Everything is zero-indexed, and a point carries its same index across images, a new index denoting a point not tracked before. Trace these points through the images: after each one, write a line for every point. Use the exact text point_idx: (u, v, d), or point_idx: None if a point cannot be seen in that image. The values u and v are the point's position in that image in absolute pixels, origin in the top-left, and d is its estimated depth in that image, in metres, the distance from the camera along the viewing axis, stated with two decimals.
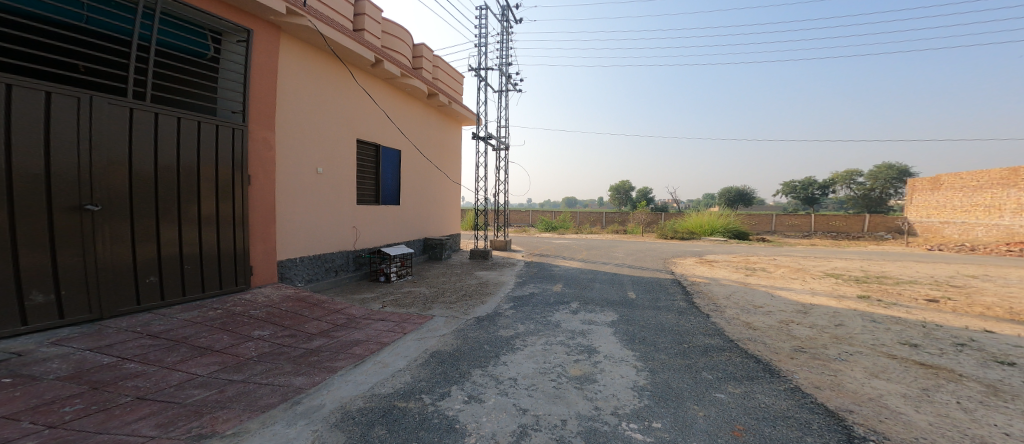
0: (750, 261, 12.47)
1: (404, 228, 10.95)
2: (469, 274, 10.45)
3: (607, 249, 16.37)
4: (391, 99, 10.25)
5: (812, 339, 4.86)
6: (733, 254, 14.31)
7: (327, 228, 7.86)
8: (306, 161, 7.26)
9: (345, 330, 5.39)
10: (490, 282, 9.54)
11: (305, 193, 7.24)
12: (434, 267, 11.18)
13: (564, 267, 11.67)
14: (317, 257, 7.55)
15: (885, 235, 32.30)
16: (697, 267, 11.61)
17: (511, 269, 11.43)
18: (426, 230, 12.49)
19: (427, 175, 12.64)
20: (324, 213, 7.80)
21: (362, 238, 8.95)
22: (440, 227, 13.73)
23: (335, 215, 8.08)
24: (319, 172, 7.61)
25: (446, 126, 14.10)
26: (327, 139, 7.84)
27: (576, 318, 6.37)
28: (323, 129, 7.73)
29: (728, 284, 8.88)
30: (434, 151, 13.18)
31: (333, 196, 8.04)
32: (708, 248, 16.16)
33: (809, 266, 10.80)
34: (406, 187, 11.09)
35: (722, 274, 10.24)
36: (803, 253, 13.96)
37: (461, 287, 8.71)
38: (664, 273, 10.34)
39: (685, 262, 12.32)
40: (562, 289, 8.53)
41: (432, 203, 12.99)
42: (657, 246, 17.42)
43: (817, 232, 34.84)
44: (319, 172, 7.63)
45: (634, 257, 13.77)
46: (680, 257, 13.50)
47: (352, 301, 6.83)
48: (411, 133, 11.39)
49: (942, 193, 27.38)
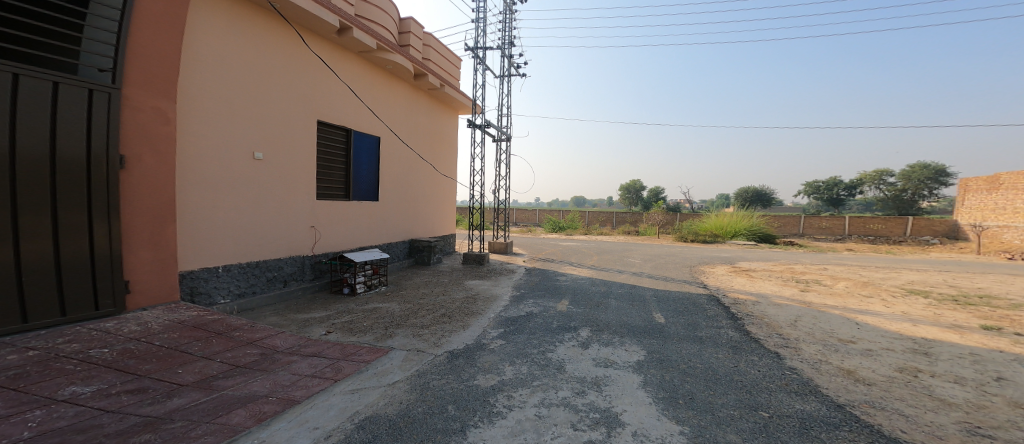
0: (798, 271, 10.50)
1: (381, 229, 9.15)
2: (456, 285, 8.62)
3: (622, 254, 14.49)
4: (368, 77, 8.47)
5: (982, 410, 3.06)
6: (771, 261, 12.31)
7: (274, 231, 5.85)
8: (236, 141, 5.32)
9: (243, 376, 3.47)
10: (480, 296, 7.70)
11: (236, 185, 5.30)
12: (418, 276, 9.31)
13: (574, 277, 9.85)
14: (255, 264, 5.50)
15: (928, 240, 29.77)
16: (733, 278, 9.67)
17: (507, 278, 9.62)
18: (409, 230, 10.63)
19: (412, 166, 10.81)
20: (270, 211, 5.80)
21: (325, 241, 6.89)
22: (427, 228, 11.77)
23: (285, 213, 6.08)
24: (258, 158, 5.64)
25: (436, 113, 12.28)
26: (273, 114, 5.91)
27: (585, 357, 4.52)
28: (266, 102, 5.82)
29: (783, 303, 6.95)
30: (420, 139, 11.34)
31: (283, 189, 6.05)
32: (739, 254, 14.16)
33: (878, 282, 8.81)
34: (385, 181, 9.21)
35: (769, 288, 8.31)
36: (859, 262, 11.92)
37: (442, 304, 6.84)
38: (695, 287, 8.44)
39: (716, 272, 10.36)
40: (569, 309, 6.68)
41: (418, 199, 11.13)
42: (680, 250, 15.48)
43: (850, 237, 32.37)
44: (261, 156, 5.68)
45: (655, 264, 11.87)
46: (708, 265, 11.57)
47: (287, 325, 4.82)
48: (391, 117, 9.59)
49: (1004, 193, 26.56)
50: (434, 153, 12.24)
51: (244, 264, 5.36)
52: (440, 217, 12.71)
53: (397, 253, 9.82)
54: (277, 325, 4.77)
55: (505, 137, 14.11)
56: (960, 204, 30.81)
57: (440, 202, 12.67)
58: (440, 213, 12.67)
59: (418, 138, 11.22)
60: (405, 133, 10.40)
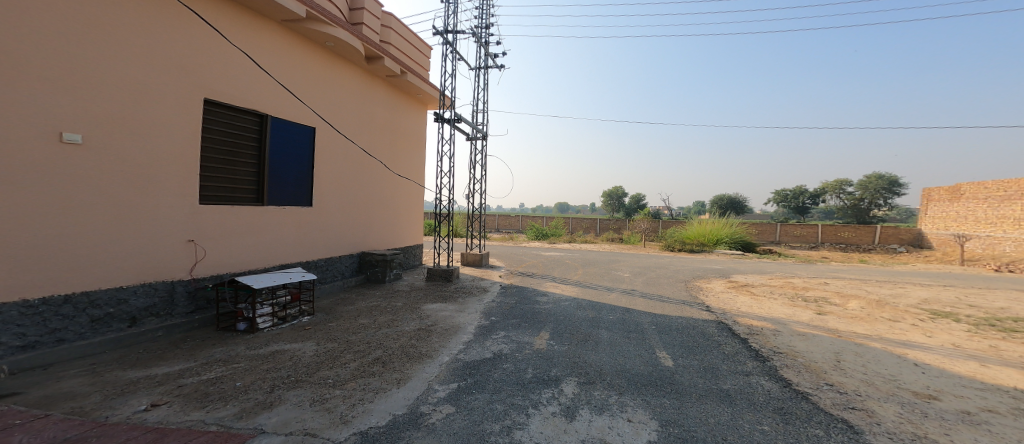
0: (800, 288, 9.51)
1: (321, 243, 7.21)
2: (410, 310, 6.84)
3: (607, 266, 13.20)
4: (303, 52, 6.65)
5: None
6: (768, 276, 11.31)
7: (105, 252, 3.85)
8: (26, 111, 3.33)
9: None
10: (437, 328, 5.97)
11: (21, 181, 3.29)
12: (364, 298, 7.27)
13: (556, 298, 8.36)
14: (63, 298, 3.54)
15: (897, 249, 30.40)
16: (735, 297, 8.49)
17: (477, 301, 7.86)
18: (362, 242, 8.63)
19: (369, 166, 8.87)
20: (98, 221, 3.80)
21: (216, 259, 4.97)
22: (386, 238, 9.77)
23: (135, 223, 4.11)
24: (78, 141, 3.65)
25: (402, 107, 10.45)
26: (116, 79, 3.94)
27: (570, 439, 2.98)
28: (103, 60, 3.84)
29: (807, 332, 5.70)
30: (379, 134, 9.45)
31: (131, 189, 4.07)
32: (731, 266, 13.18)
33: (896, 303, 7.82)
34: (325, 185, 7.26)
35: (781, 311, 7.13)
36: (859, 275, 11.08)
37: (380, 343, 5.04)
38: (698, 312, 7.12)
39: (714, 291, 9.16)
40: (549, 347, 5.26)
41: (375, 204, 9.21)
42: (668, 263, 14.35)
43: (823, 245, 32.84)
44: (83, 139, 3.69)
45: (647, 281, 10.59)
46: (702, 281, 10.43)
47: (84, 399, 2.83)
48: (339, 107, 7.69)
49: (965, 203, 27.44)
50: (397, 153, 10.36)
51: (32, 301, 3.38)
52: (405, 224, 10.76)
53: (345, 268, 7.86)
54: (62, 402, 2.77)
55: (479, 135, 12.63)
56: (926, 212, 31.58)
57: (405, 208, 10.76)
58: (405, 220, 10.73)
59: (378, 133, 9.34)
60: (360, 127, 8.49)
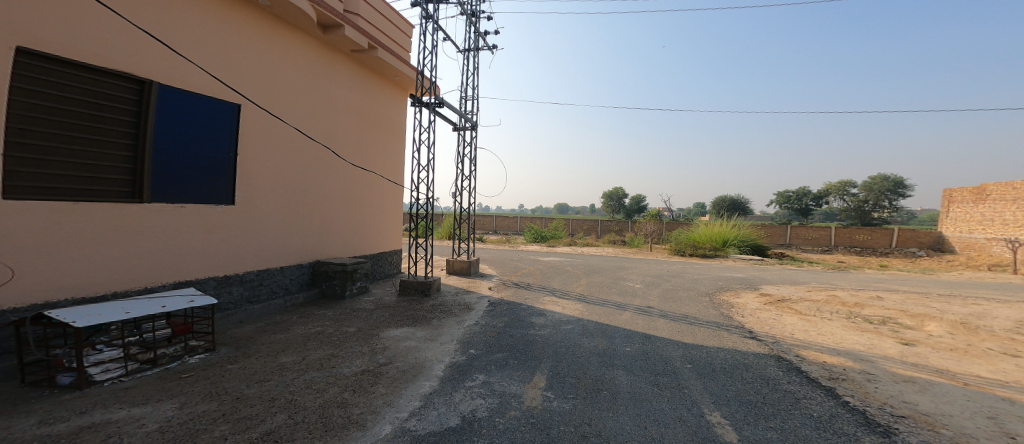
0: (852, 304, 7.86)
1: (262, 260, 5.47)
2: (374, 337, 4.97)
3: (615, 274, 11.57)
4: (227, 12, 4.94)
5: None
6: (804, 287, 9.63)
7: None
8: None
9: None
10: (404, 373, 4.11)
11: None
12: (309, 320, 5.21)
13: (557, 320, 6.72)
14: None
15: (916, 252, 28.71)
16: (779, 318, 6.86)
17: (455, 327, 5.97)
18: (322, 251, 6.77)
19: (332, 158, 7.03)
20: None
21: (42, 278, 3.35)
22: (357, 245, 7.83)
23: None
24: None
25: (382, 91, 8.64)
26: None
27: None
28: None
29: (911, 379, 4.07)
30: (350, 119, 7.60)
31: None
32: (757, 275, 11.52)
33: (988, 327, 6.16)
34: (260, 177, 5.47)
35: (850, 340, 5.51)
36: (913, 287, 9.42)
37: (291, 399, 3.03)
38: (743, 343, 5.49)
39: (748, 308, 7.51)
40: (548, 405, 3.61)
41: (342, 203, 7.34)
42: (682, 270, 12.70)
43: (837, 248, 31.17)
44: None
45: (664, 295, 8.95)
46: (730, 295, 8.79)
47: None
48: (283, 79, 5.90)
49: (990, 204, 25.76)
50: (376, 144, 8.50)
51: None
52: (385, 226, 8.80)
53: (291, 281, 5.93)
54: None
55: (468, 125, 11.00)
56: (946, 215, 29.81)
57: (385, 208, 8.87)
58: (385, 221, 8.82)
59: (347, 118, 7.51)
60: (318, 108, 6.67)
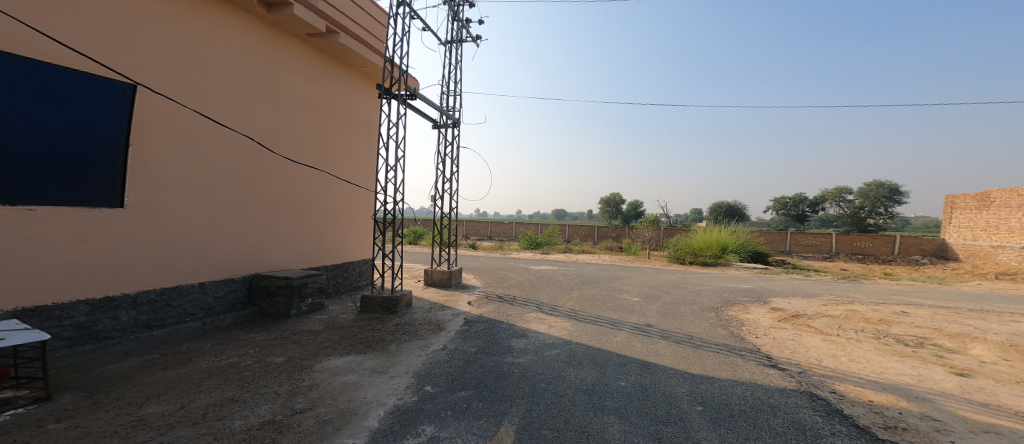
0: (877, 321, 6.94)
1: (172, 279, 4.42)
2: (303, 373, 3.94)
3: (611, 285, 10.61)
4: None
5: None
6: (818, 301, 8.67)
7: None
8: None
9: None
10: (323, 420, 3.09)
11: None
12: (227, 350, 4.19)
13: (540, 344, 5.73)
14: None
15: (919, 259, 27.91)
16: (799, 338, 5.94)
17: (414, 355, 4.95)
18: (266, 263, 5.73)
19: (279, 155, 6.00)
20: None
21: None
22: (319, 256, 6.78)
23: None
24: None
25: (353, 82, 7.59)
26: None
27: None
28: None
29: (993, 428, 3.14)
30: (308, 112, 6.58)
31: None
32: (764, 286, 10.59)
33: None
34: (172, 175, 4.44)
35: (891, 368, 4.58)
36: (938, 302, 8.52)
37: None
38: (763, 374, 4.52)
39: (761, 327, 6.55)
40: None
41: (295, 207, 6.31)
42: (683, 281, 11.74)
43: (839, 255, 30.39)
44: None
45: (665, 311, 7.98)
46: (739, 310, 7.82)
47: None
48: (208, 60, 4.87)
49: (994, 211, 25.09)
50: (345, 141, 7.44)
51: None
52: (355, 233, 7.74)
53: (217, 300, 4.93)
54: None
55: (449, 122, 10.06)
56: (947, 222, 28.88)
57: (356, 213, 7.82)
58: (356, 228, 7.76)
59: (304, 111, 6.48)
60: (259, 97, 5.65)
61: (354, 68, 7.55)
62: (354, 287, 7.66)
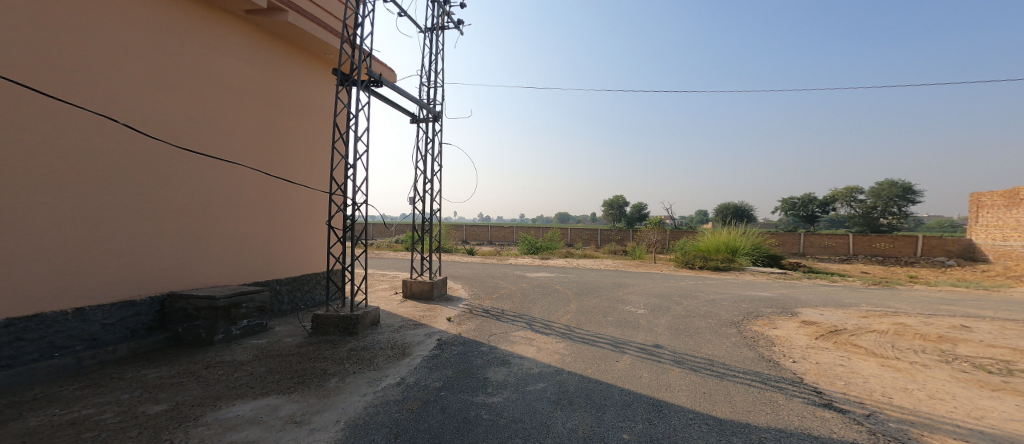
0: (938, 339, 5.70)
1: (25, 305, 3.38)
2: (178, 432, 2.82)
3: (614, 295, 9.43)
4: None
5: None
6: (856, 313, 7.43)
7: None
8: None
9: None
10: None
11: None
12: (86, 401, 3.10)
13: (524, 375, 4.61)
14: None
15: (945, 260, 26.18)
16: (849, 362, 4.74)
17: (357, 396, 3.82)
18: (186, 281, 4.70)
19: (206, 150, 4.99)
20: None
21: None
22: (263, 270, 5.76)
23: None
24: None
25: (308, 69, 6.61)
26: None
27: None
28: None
29: None
30: (248, 99, 5.57)
31: None
32: (789, 294, 9.34)
33: None
34: (32, 171, 3.42)
35: (993, 410, 3.38)
36: (1000, 312, 7.22)
37: None
38: (816, 419, 3.33)
39: (797, 347, 5.36)
40: None
41: (230, 211, 5.29)
42: (694, 288, 10.53)
43: (857, 257, 28.80)
44: None
45: (676, 325, 6.81)
46: (764, 325, 6.63)
47: None
48: (94, 31, 3.88)
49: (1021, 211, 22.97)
50: (298, 136, 6.45)
51: None
52: (312, 241, 6.72)
53: (100, 328, 3.87)
54: None
55: (429, 117, 9.04)
56: (970, 221, 27.01)
57: (313, 218, 6.80)
58: (312, 235, 6.74)
59: (242, 99, 5.48)
60: (176, 81, 4.66)
61: (308, 51, 6.55)
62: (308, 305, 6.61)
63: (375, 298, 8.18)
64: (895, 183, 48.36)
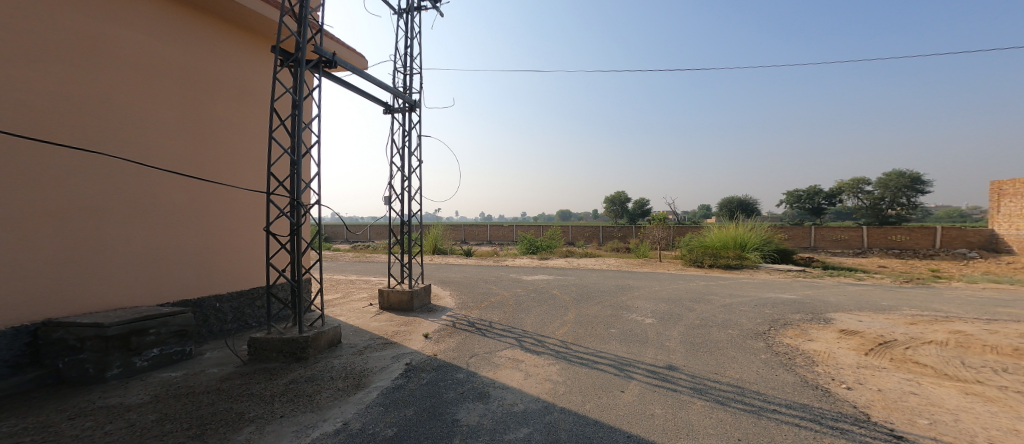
0: (1016, 353, 4.67)
1: None
2: None
3: (617, 300, 8.41)
4: None
5: None
6: (901, 320, 6.38)
7: None
8: None
9: None
10: None
11: None
12: None
13: (505, 415, 3.61)
14: None
15: (964, 251, 24.94)
16: (921, 390, 3.71)
17: None
18: (69, 306, 3.70)
19: (92, 140, 3.95)
20: None
21: None
22: (185, 289, 4.72)
23: None
24: None
25: (247, 49, 5.63)
26: None
27: None
28: None
29: None
30: (160, 80, 4.57)
31: None
32: (815, 296, 8.29)
33: None
34: None
35: None
36: None
37: None
38: None
39: (846, 368, 4.33)
40: None
41: (133, 216, 4.26)
42: (706, 290, 9.49)
43: (871, 250, 27.59)
44: None
45: (691, 338, 5.79)
46: (797, 337, 5.59)
47: None
48: None
49: None
50: (230, 126, 5.42)
51: None
52: (252, 252, 5.68)
53: None
54: None
55: (405, 107, 8.07)
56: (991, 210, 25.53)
57: (253, 224, 5.78)
58: (253, 244, 5.71)
59: (150, 79, 4.47)
60: (51, 52, 3.65)
61: (245, 29, 5.57)
62: (253, 324, 5.61)
63: (346, 311, 7.21)
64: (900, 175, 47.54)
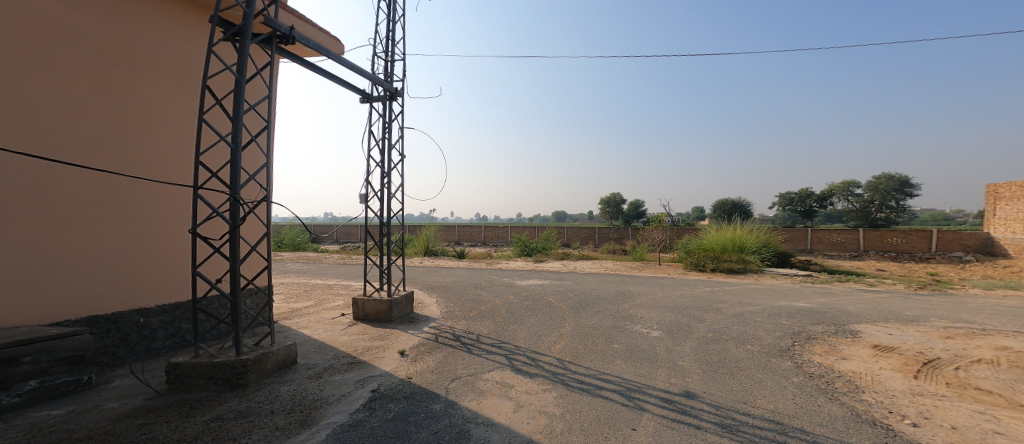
0: None
1: None
2: None
3: (620, 309, 7.65)
4: None
5: None
6: (936, 333, 5.71)
7: None
8: None
9: None
10: None
11: None
12: None
13: None
14: None
15: (960, 255, 24.70)
16: (1007, 428, 3.00)
17: None
18: None
19: None
20: None
21: None
22: (87, 307, 3.81)
23: None
24: None
25: (188, 22, 4.81)
26: None
27: None
28: None
29: None
30: (65, 47, 3.70)
31: None
32: (834, 305, 7.60)
33: None
34: None
35: None
36: None
37: None
38: None
39: (900, 398, 3.61)
40: None
41: (17, 214, 3.36)
42: (714, 297, 8.78)
43: (868, 253, 27.31)
44: None
45: (707, 356, 5.05)
46: (828, 355, 4.87)
47: None
48: None
49: None
50: (158, 109, 4.52)
51: None
52: (182, 258, 4.78)
53: None
54: None
55: (385, 95, 7.25)
56: (986, 212, 25.31)
57: None
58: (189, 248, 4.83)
59: (47, 44, 3.59)
60: None
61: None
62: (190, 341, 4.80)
63: (314, 322, 6.34)
64: (888, 178, 48.26)
